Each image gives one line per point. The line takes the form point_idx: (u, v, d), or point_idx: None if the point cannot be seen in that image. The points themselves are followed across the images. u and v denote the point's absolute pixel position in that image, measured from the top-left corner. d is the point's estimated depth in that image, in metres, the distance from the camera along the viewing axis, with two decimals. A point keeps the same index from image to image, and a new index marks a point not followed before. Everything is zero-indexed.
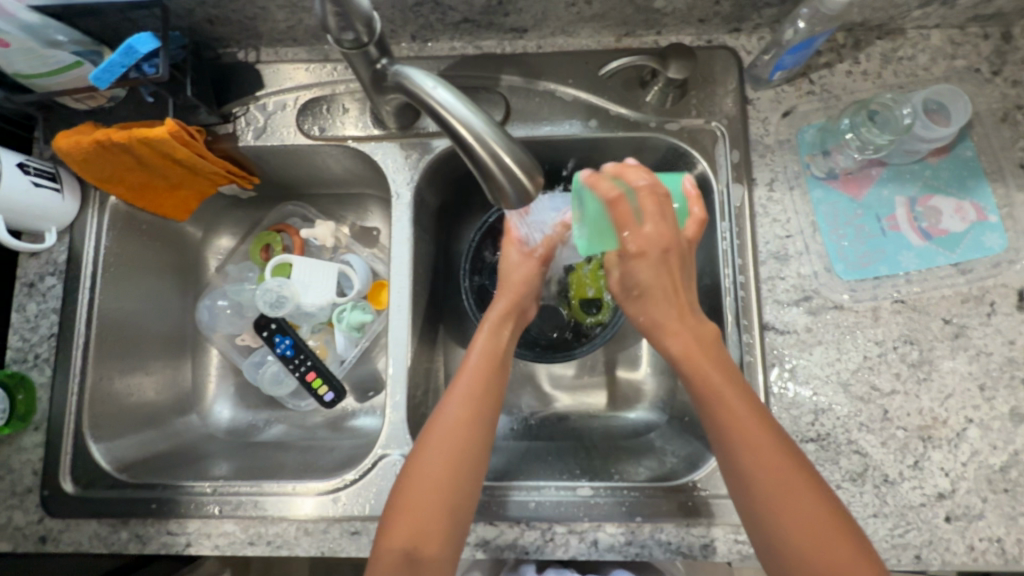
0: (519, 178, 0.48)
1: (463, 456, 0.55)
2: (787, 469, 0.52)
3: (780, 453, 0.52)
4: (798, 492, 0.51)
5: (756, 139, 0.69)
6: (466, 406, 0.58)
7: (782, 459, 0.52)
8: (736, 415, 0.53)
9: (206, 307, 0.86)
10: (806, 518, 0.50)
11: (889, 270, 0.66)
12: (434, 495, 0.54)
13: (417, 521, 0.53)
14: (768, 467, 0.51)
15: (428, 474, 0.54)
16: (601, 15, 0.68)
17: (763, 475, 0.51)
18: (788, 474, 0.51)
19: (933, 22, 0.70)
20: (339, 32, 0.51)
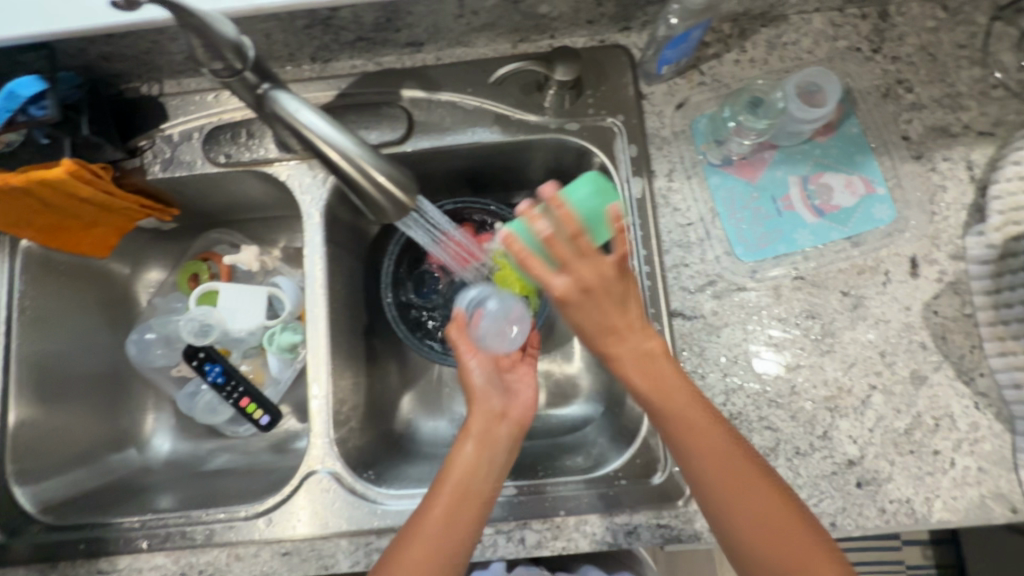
0: (395, 195, 0.50)
1: (452, 538, 0.58)
2: (749, 481, 0.56)
3: (736, 467, 0.57)
4: (763, 511, 0.55)
5: (653, 132, 0.71)
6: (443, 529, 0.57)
7: (738, 474, 0.56)
8: (689, 425, 0.58)
9: (133, 342, 0.86)
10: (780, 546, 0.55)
11: (787, 249, 0.68)
12: None
13: None
14: (726, 481, 0.56)
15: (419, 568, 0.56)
16: (491, 25, 0.70)
17: (731, 496, 0.56)
18: (752, 497, 0.56)
19: (813, 7, 0.72)
20: (210, 63, 0.52)
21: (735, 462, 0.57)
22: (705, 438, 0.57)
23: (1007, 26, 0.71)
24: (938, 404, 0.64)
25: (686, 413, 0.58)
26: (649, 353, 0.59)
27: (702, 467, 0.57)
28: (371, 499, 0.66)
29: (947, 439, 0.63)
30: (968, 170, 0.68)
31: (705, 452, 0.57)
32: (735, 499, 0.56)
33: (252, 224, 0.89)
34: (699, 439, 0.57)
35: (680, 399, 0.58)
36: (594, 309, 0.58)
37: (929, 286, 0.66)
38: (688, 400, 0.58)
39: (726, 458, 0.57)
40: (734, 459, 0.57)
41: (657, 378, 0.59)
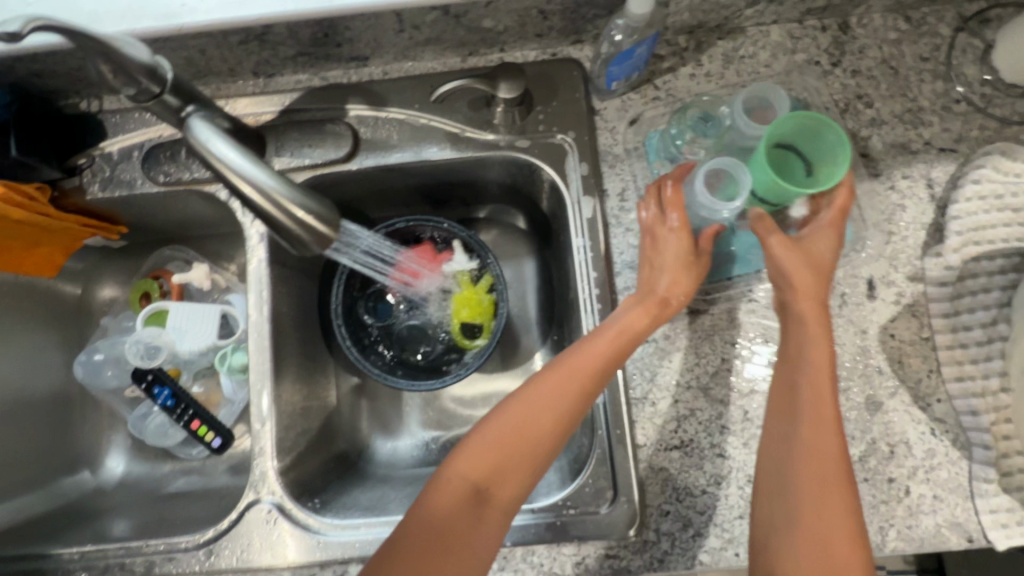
0: (315, 227, 0.48)
1: (567, 415, 0.56)
2: (834, 477, 0.52)
3: (831, 454, 0.53)
4: (841, 491, 0.52)
5: (605, 149, 0.69)
6: (582, 381, 0.56)
7: (829, 462, 0.52)
8: (813, 388, 0.55)
9: (82, 363, 0.84)
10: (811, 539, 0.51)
11: (742, 270, 0.66)
12: (530, 432, 0.55)
13: (501, 455, 0.54)
14: (813, 448, 0.53)
15: (545, 405, 0.56)
16: (435, 39, 0.68)
17: (807, 470, 0.52)
18: (822, 489, 0.52)
19: (770, 19, 0.70)
20: (124, 88, 0.50)
21: (836, 444, 0.53)
22: (828, 410, 0.54)
23: (972, 38, 0.69)
24: (893, 431, 0.62)
25: (805, 377, 0.56)
26: (808, 315, 0.58)
27: (804, 422, 0.54)
28: (313, 529, 0.64)
29: (902, 467, 0.61)
30: (928, 189, 0.66)
31: (813, 415, 0.54)
32: (810, 473, 0.52)
33: (205, 241, 0.87)
34: (819, 402, 0.54)
35: (817, 367, 0.55)
36: (805, 259, 0.58)
37: (885, 309, 0.64)
38: (823, 375, 0.55)
39: (831, 445, 0.53)
40: (835, 452, 0.53)
41: (803, 336, 0.57)
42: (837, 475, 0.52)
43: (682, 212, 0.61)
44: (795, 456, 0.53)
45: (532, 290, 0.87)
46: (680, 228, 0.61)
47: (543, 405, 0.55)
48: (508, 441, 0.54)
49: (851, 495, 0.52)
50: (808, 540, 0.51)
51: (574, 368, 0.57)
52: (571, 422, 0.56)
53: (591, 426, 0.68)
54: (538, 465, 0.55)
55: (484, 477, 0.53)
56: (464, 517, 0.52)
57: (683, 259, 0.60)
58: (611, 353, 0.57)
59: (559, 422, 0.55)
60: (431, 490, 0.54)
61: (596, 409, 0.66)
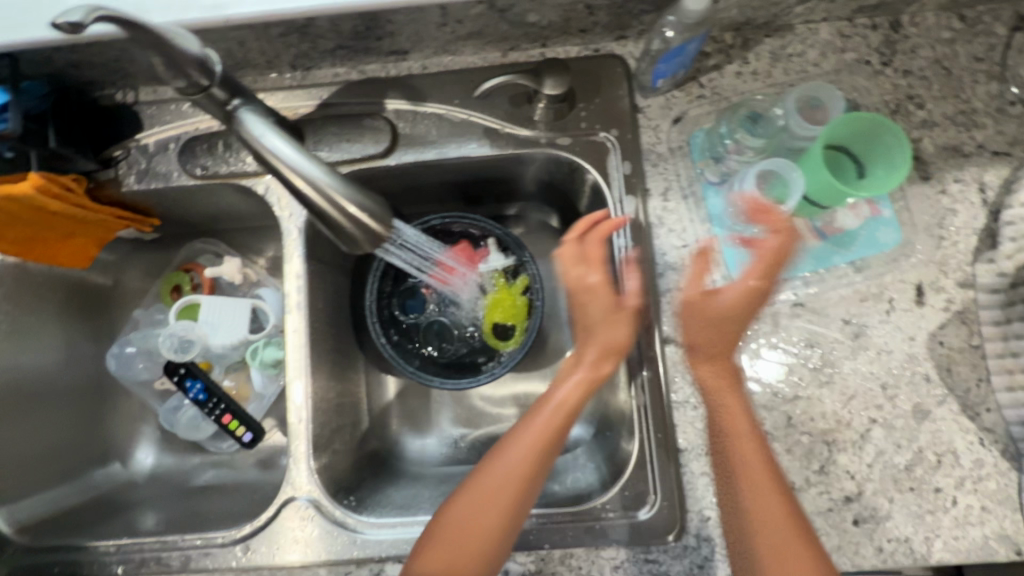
0: (368, 224, 0.47)
1: (515, 505, 0.54)
2: (790, 544, 0.52)
3: (781, 521, 0.53)
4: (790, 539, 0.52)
5: (648, 148, 0.68)
6: (528, 461, 0.54)
7: (776, 521, 0.53)
8: (748, 460, 0.55)
9: (115, 356, 0.83)
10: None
11: (788, 274, 0.65)
12: (487, 525, 0.53)
13: (461, 552, 0.52)
14: (764, 522, 0.53)
15: (497, 496, 0.53)
16: (478, 33, 0.66)
17: (765, 545, 0.53)
18: (790, 565, 0.51)
19: (819, 16, 0.68)
20: (173, 80, 0.49)
21: (774, 494, 0.54)
22: (762, 477, 0.54)
23: None
24: (941, 440, 0.61)
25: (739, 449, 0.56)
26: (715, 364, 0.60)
27: (747, 497, 0.54)
28: (350, 527, 0.64)
29: (949, 477, 0.60)
30: (980, 193, 0.65)
31: (753, 489, 0.54)
32: (771, 552, 0.52)
33: (236, 234, 0.87)
34: (752, 473, 0.55)
35: (744, 436, 0.56)
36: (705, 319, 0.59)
37: (934, 316, 0.63)
38: (752, 442, 0.56)
39: (773, 508, 0.53)
40: (778, 509, 0.53)
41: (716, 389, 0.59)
42: (796, 542, 0.52)
43: (601, 270, 0.56)
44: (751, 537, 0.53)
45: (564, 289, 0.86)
46: (601, 289, 0.56)
47: (486, 499, 0.53)
48: (454, 541, 0.52)
49: (811, 551, 0.52)
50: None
51: (512, 456, 0.54)
52: (521, 505, 0.54)
53: (630, 429, 0.67)
54: (495, 557, 0.53)
55: None
56: None
57: (614, 315, 0.56)
58: (549, 432, 0.55)
59: (506, 512, 0.53)
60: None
61: (635, 412, 0.65)
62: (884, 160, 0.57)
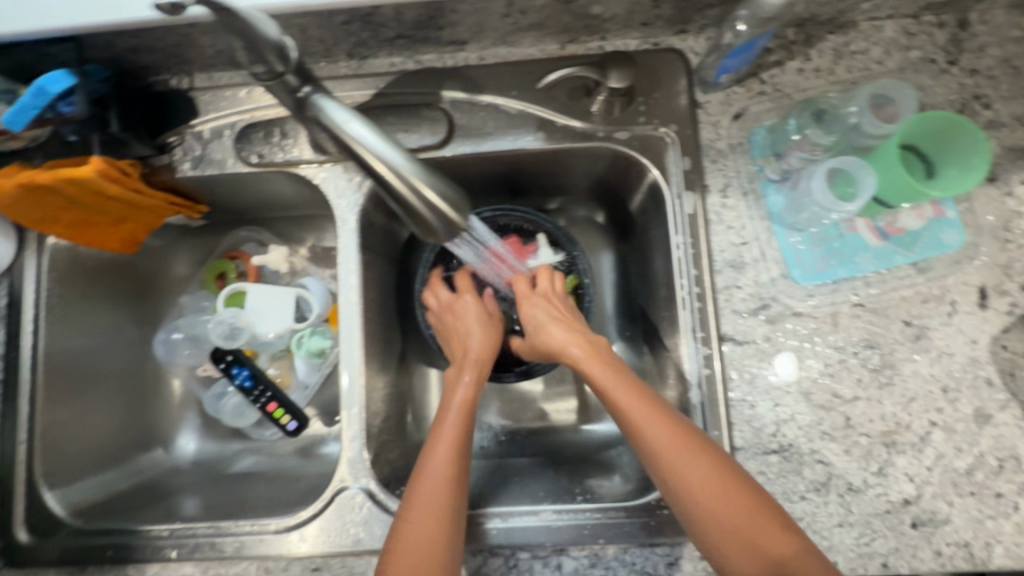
0: (445, 213, 0.46)
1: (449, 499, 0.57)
2: (718, 486, 0.53)
3: (698, 467, 0.53)
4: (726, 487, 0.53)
5: (708, 144, 0.67)
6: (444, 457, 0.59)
7: (710, 480, 0.53)
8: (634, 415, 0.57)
9: (162, 341, 0.84)
10: (760, 553, 0.51)
11: (848, 273, 0.64)
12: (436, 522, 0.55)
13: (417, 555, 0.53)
14: (680, 477, 0.54)
15: (429, 496, 0.57)
16: (539, 24, 0.66)
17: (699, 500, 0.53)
18: (724, 508, 0.52)
19: (885, 13, 0.67)
20: (251, 66, 0.49)
21: (701, 456, 0.54)
22: (653, 425, 0.56)
23: None
24: (1002, 445, 0.61)
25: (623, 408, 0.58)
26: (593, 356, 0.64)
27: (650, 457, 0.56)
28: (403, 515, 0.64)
29: (1011, 482, 0.60)
30: None
31: (646, 441, 0.56)
32: (708, 509, 0.52)
33: (280, 222, 0.87)
34: (642, 427, 0.56)
35: (621, 389, 0.59)
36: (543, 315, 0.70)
37: (998, 319, 0.62)
38: (628, 392, 0.59)
39: (702, 469, 0.53)
40: (708, 465, 0.54)
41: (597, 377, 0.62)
42: (717, 479, 0.53)
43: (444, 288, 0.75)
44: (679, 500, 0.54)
45: (608, 284, 0.86)
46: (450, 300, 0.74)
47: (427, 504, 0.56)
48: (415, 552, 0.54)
49: (744, 491, 0.53)
50: (760, 554, 0.51)
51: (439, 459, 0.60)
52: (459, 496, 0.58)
53: None
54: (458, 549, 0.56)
55: None
56: None
57: (465, 338, 0.71)
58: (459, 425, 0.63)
59: (446, 512, 0.56)
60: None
61: (690, 411, 0.65)
62: (956, 162, 0.58)
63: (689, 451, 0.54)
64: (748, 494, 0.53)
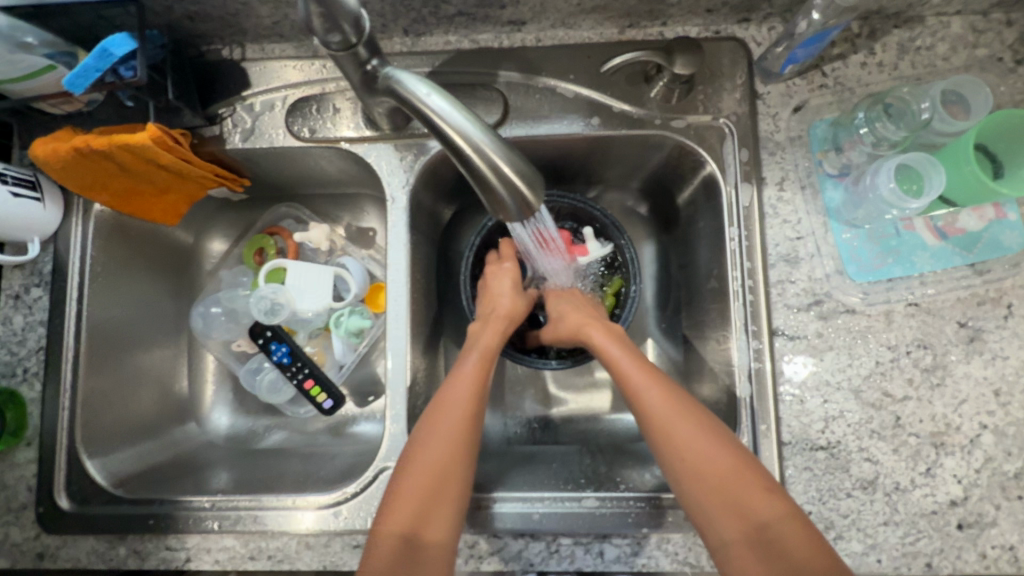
0: (521, 191, 0.46)
1: (462, 438, 0.59)
2: (712, 445, 0.55)
3: (694, 434, 0.56)
4: (719, 456, 0.54)
5: (766, 136, 0.66)
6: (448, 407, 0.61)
7: (708, 445, 0.55)
8: (635, 381, 0.60)
9: (199, 314, 0.83)
10: (745, 512, 0.52)
11: (904, 271, 0.64)
12: (430, 474, 0.56)
13: (412, 500, 0.55)
14: (676, 435, 0.56)
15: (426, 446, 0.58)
16: (602, 7, 0.65)
17: (690, 457, 0.55)
18: (717, 465, 0.54)
19: (954, 9, 0.66)
20: (325, 34, 0.48)
21: (696, 423, 0.56)
22: (652, 388, 0.59)
23: None
24: None
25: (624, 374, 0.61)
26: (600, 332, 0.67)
27: (645, 419, 0.58)
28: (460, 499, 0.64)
29: None
30: None
31: (643, 403, 0.59)
32: (700, 465, 0.54)
33: (319, 200, 0.86)
34: (640, 390, 0.60)
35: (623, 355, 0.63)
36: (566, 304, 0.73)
37: None
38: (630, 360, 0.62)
39: (697, 435, 0.55)
40: (704, 431, 0.56)
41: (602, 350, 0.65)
42: (712, 440, 0.55)
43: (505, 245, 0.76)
44: (673, 457, 0.56)
45: (648, 276, 0.84)
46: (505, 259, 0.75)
47: (437, 438, 0.58)
48: (417, 483, 0.56)
49: (745, 463, 0.54)
50: (745, 514, 0.52)
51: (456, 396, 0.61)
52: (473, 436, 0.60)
53: (728, 419, 0.66)
54: (461, 493, 0.57)
55: (411, 528, 0.54)
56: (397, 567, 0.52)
57: (503, 295, 0.72)
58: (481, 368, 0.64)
59: (455, 446, 0.58)
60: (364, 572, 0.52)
61: (737, 405, 0.64)
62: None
63: (688, 419, 0.57)
64: (739, 458, 0.55)
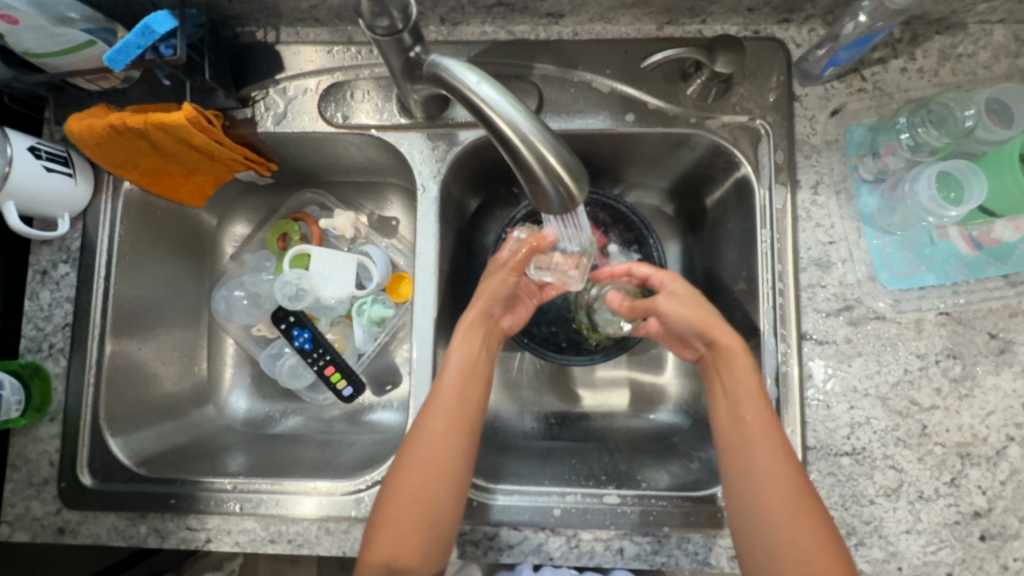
0: (566, 183, 0.45)
1: (441, 470, 0.57)
2: (789, 488, 0.54)
3: (781, 496, 0.53)
4: (794, 520, 0.53)
5: (802, 138, 0.66)
6: (441, 430, 0.59)
7: (789, 501, 0.53)
8: (753, 422, 0.57)
9: (221, 298, 0.83)
10: (793, 554, 0.52)
11: (936, 280, 0.63)
12: (417, 504, 0.56)
13: (402, 525, 0.56)
14: (766, 477, 0.54)
15: (411, 472, 0.57)
16: (643, 2, 0.64)
17: (762, 495, 0.54)
18: (786, 513, 0.53)
19: (997, 17, 0.65)
20: (373, 18, 0.48)
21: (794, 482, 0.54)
22: (769, 429, 0.56)
23: None
24: None
25: (742, 411, 0.58)
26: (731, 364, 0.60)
27: (746, 459, 0.56)
28: (482, 490, 0.64)
29: None
30: None
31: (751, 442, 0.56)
32: (769, 503, 0.54)
33: (344, 187, 0.86)
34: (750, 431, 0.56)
35: (747, 391, 0.58)
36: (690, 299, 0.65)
37: None
38: (754, 397, 0.57)
39: (792, 494, 0.53)
40: (790, 487, 0.54)
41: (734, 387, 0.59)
42: (796, 502, 0.53)
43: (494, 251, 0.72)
44: (752, 494, 0.55)
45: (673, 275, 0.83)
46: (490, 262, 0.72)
47: (420, 467, 0.57)
48: (402, 509, 0.56)
49: (823, 530, 0.53)
50: (790, 557, 0.52)
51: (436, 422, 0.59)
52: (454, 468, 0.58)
53: None
54: (444, 519, 0.57)
55: (393, 552, 0.55)
56: None
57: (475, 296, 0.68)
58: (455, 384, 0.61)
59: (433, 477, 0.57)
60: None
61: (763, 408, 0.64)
62: None
63: (789, 478, 0.54)
64: (815, 516, 0.53)
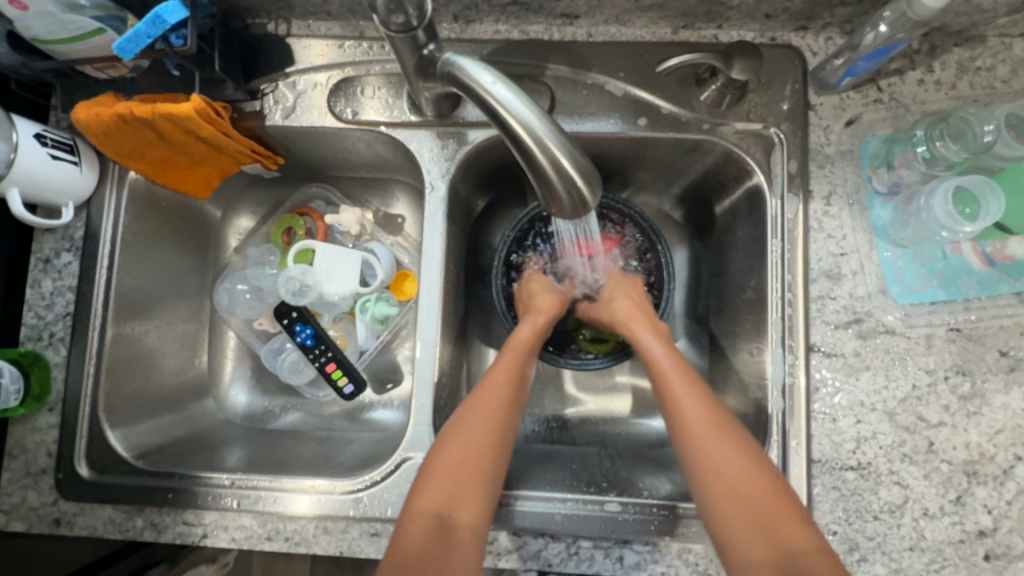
0: (578, 187, 0.45)
1: (499, 422, 0.59)
2: (727, 436, 0.55)
3: (720, 441, 0.54)
4: (737, 466, 0.53)
5: (816, 148, 0.65)
6: (506, 389, 0.61)
7: (732, 451, 0.54)
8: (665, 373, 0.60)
9: (225, 291, 0.82)
10: (744, 503, 0.52)
11: (948, 295, 0.63)
12: (477, 462, 0.56)
13: (458, 484, 0.55)
14: (700, 435, 0.55)
15: (473, 429, 0.58)
16: (660, 5, 0.64)
17: (703, 445, 0.55)
18: (728, 459, 0.53)
19: (1017, 31, 0.64)
20: (387, 14, 0.47)
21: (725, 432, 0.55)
22: (687, 392, 0.58)
23: None
24: None
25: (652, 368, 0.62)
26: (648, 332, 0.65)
27: (678, 421, 0.57)
28: None
29: None
30: None
31: (678, 410, 0.57)
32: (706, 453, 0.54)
33: (349, 183, 0.85)
34: (679, 397, 0.58)
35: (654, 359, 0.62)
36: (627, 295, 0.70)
37: None
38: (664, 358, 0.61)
39: (729, 443, 0.54)
40: (725, 436, 0.55)
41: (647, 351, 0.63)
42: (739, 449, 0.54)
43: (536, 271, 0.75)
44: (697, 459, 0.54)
45: (679, 282, 0.82)
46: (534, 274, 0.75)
47: (475, 420, 0.58)
48: (459, 462, 0.56)
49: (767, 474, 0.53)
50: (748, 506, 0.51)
51: (496, 377, 0.62)
52: (509, 424, 0.60)
53: (757, 432, 0.65)
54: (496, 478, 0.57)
55: (446, 507, 0.54)
56: (434, 544, 0.52)
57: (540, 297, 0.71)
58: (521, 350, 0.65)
59: (492, 428, 0.58)
60: (396, 541, 0.52)
61: (769, 418, 0.63)
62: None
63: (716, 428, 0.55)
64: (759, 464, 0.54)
